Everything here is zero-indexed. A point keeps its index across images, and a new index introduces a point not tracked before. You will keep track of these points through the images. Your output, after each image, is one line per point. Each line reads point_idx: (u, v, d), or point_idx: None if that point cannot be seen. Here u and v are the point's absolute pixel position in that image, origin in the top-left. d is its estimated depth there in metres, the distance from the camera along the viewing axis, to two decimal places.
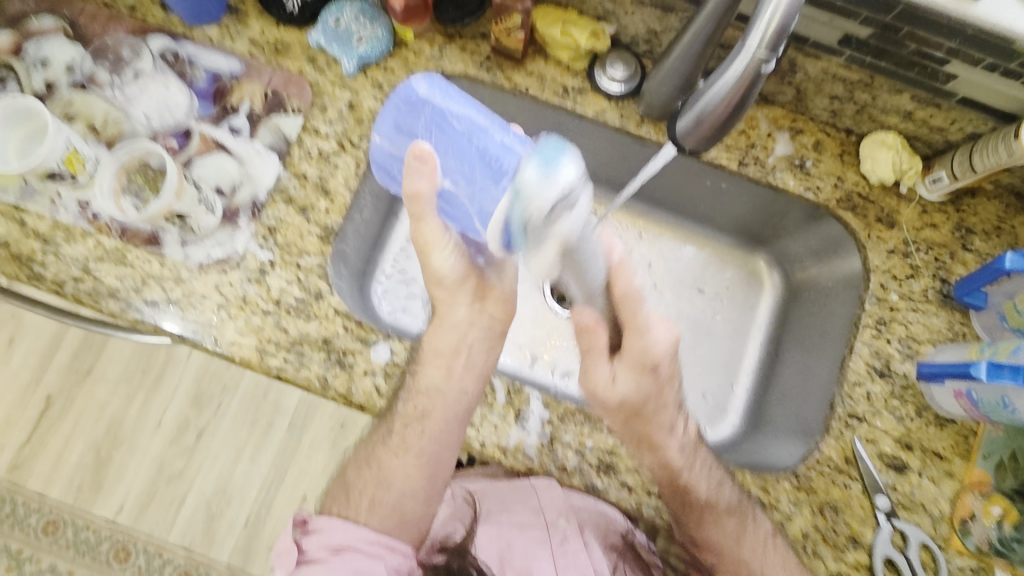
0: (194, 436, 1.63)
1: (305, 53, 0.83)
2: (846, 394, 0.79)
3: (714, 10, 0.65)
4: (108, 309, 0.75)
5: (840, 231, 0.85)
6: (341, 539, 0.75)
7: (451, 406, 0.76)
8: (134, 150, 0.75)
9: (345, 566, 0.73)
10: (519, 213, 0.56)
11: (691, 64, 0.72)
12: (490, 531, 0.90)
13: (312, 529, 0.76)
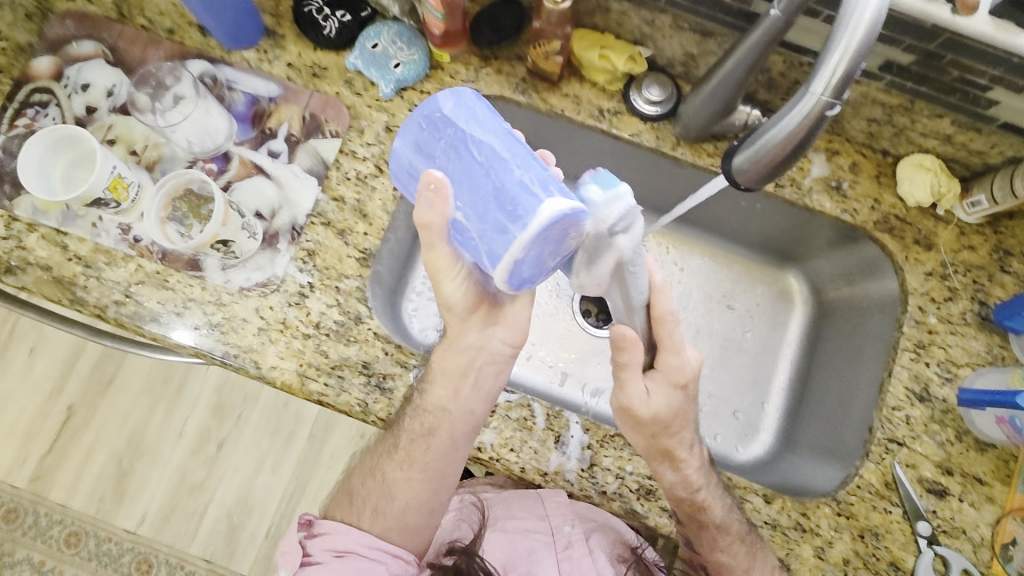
0: (215, 447, 1.63)
1: (342, 77, 0.83)
2: (885, 418, 0.79)
3: (757, 41, 0.64)
4: (152, 333, 0.76)
5: (876, 252, 0.85)
6: (342, 544, 0.76)
7: (458, 424, 0.74)
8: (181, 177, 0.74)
9: (346, 567, 0.74)
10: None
11: (732, 89, 0.72)
12: (497, 537, 0.92)
13: (317, 532, 0.77)
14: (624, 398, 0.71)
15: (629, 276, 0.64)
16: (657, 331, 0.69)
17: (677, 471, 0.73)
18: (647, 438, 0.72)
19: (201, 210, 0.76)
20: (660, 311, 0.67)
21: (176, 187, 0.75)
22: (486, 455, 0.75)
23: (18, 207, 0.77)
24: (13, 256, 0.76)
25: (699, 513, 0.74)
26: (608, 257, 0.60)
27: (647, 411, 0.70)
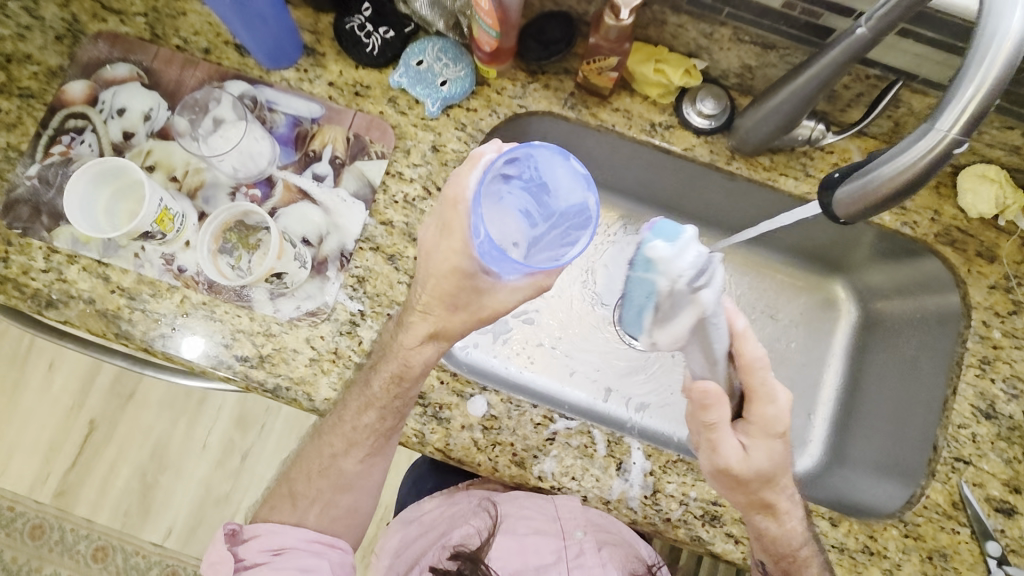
0: (240, 459, 1.62)
1: (386, 95, 0.80)
2: (951, 436, 0.78)
3: (836, 60, 0.61)
4: (200, 366, 0.73)
5: (939, 267, 0.84)
6: (279, 542, 0.76)
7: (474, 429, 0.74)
8: (233, 211, 0.73)
9: (288, 564, 0.75)
10: (655, 285, 0.57)
11: (799, 106, 0.69)
12: (507, 541, 0.90)
13: (246, 538, 0.77)
14: (719, 458, 0.66)
15: (712, 327, 0.60)
16: (748, 381, 0.65)
17: (789, 527, 0.70)
18: (749, 495, 0.68)
19: (251, 240, 0.75)
20: (749, 361, 0.64)
21: (226, 219, 0.74)
22: (547, 484, 0.74)
23: (57, 239, 0.74)
24: (55, 290, 0.73)
25: (795, 568, 0.70)
26: (691, 312, 0.57)
27: (747, 468, 0.66)
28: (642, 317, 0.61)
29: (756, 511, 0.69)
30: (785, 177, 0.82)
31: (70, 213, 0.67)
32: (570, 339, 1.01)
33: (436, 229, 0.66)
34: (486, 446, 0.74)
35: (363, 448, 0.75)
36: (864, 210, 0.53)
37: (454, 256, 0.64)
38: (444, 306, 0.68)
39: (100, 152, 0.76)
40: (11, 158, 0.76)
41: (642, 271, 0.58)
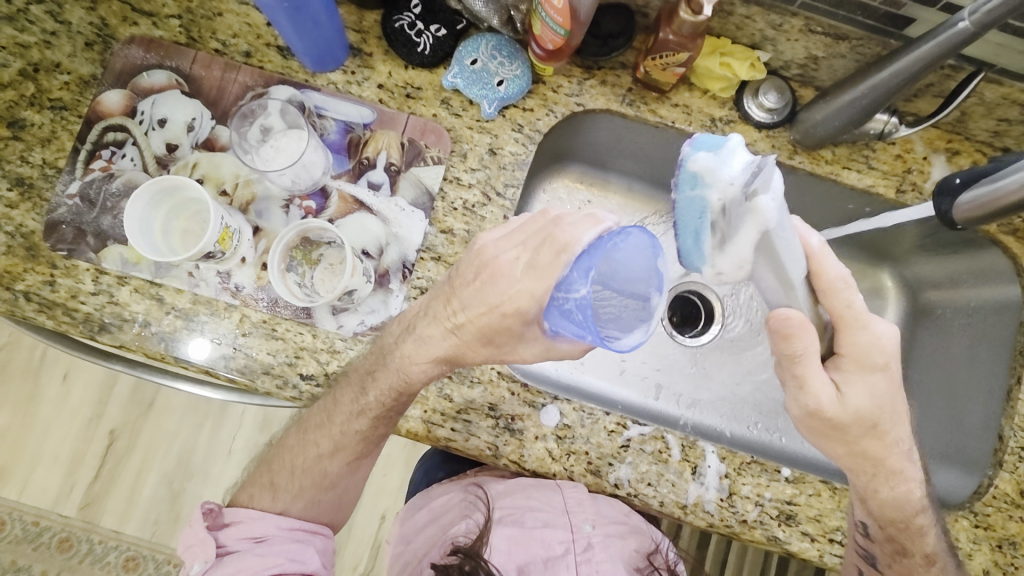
0: None
1: (438, 96, 0.77)
2: (1017, 426, 0.79)
3: (927, 54, 0.64)
4: (265, 387, 0.71)
5: (1005, 265, 0.85)
6: (259, 531, 0.73)
7: (551, 438, 0.74)
8: (303, 228, 0.70)
9: (271, 552, 0.72)
10: (708, 201, 0.55)
11: (878, 102, 0.70)
12: (511, 533, 0.80)
13: (228, 522, 0.74)
14: (811, 398, 0.61)
15: (781, 243, 0.55)
16: (828, 303, 0.60)
17: (901, 489, 0.68)
18: (847, 444, 0.65)
19: (313, 255, 0.73)
20: (828, 282, 0.59)
21: (292, 237, 0.71)
22: (623, 492, 0.73)
23: (105, 260, 0.71)
24: (106, 313, 0.70)
25: (905, 532, 0.70)
26: (751, 224, 0.54)
27: (844, 410, 0.62)
28: (701, 239, 0.59)
29: (850, 458, 0.66)
30: (848, 170, 0.80)
31: (133, 240, 0.65)
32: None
33: (522, 258, 0.60)
34: (561, 456, 0.73)
35: (349, 451, 0.74)
36: (986, 216, 0.61)
37: (519, 298, 0.59)
38: (479, 339, 0.64)
39: (144, 166, 0.73)
40: (49, 176, 0.72)
41: (688, 186, 0.55)
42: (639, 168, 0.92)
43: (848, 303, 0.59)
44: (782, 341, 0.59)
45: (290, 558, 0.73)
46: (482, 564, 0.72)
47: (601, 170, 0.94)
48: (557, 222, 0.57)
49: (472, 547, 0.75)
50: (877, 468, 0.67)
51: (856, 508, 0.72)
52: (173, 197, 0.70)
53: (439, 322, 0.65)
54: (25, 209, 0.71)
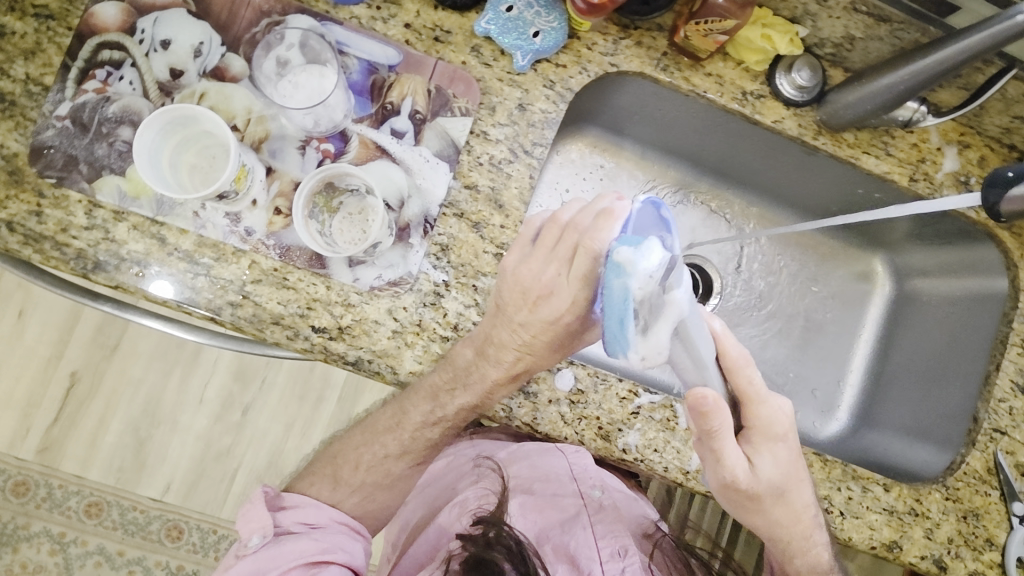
0: (239, 413, 1.46)
1: (468, 42, 0.73)
2: (991, 409, 0.85)
3: (975, 44, 0.66)
4: (274, 337, 0.68)
5: (996, 257, 0.89)
6: (314, 518, 0.74)
7: (565, 403, 0.74)
8: (332, 172, 0.66)
9: (322, 540, 0.72)
10: (628, 290, 0.53)
11: (912, 90, 0.72)
12: (524, 501, 0.78)
13: (288, 505, 0.74)
14: (727, 471, 0.64)
15: (693, 330, 0.57)
16: (733, 381, 0.63)
17: (813, 556, 0.72)
18: (761, 513, 0.69)
19: (334, 202, 0.69)
20: (732, 360, 0.62)
21: (314, 183, 0.67)
22: (630, 456, 0.75)
23: (100, 192, 0.65)
24: (102, 250, 0.65)
25: None
26: (669, 316, 0.53)
27: (756, 481, 0.66)
28: (624, 329, 0.54)
29: (765, 520, 0.69)
30: (867, 155, 0.81)
31: (142, 172, 0.60)
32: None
33: (563, 273, 0.64)
34: (573, 420, 0.74)
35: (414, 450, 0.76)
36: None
37: (575, 305, 0.65)
38: (551, 347, 0.68)
39: (144, 92, 0.66)
40: (35, 94, 0.65)
41: (614, 274, 0.54)
42: (654, 134, 0.92)
43: (748, 380, 0.62)
44: (700, 419, 0.60)
45: (339, 546, 0.73)
46: (504, 530, 0.67)
47: (616, 136, 0.94)
48: (577, 232, 0.63)
49: (495, 515, 0.70)
50: (791, 533, 0.71)
51: (777, 569, 0.76)
52: (183, 128, 0.64)
53: (509, 343, 0.68)
54: (6, 128, 0.64)
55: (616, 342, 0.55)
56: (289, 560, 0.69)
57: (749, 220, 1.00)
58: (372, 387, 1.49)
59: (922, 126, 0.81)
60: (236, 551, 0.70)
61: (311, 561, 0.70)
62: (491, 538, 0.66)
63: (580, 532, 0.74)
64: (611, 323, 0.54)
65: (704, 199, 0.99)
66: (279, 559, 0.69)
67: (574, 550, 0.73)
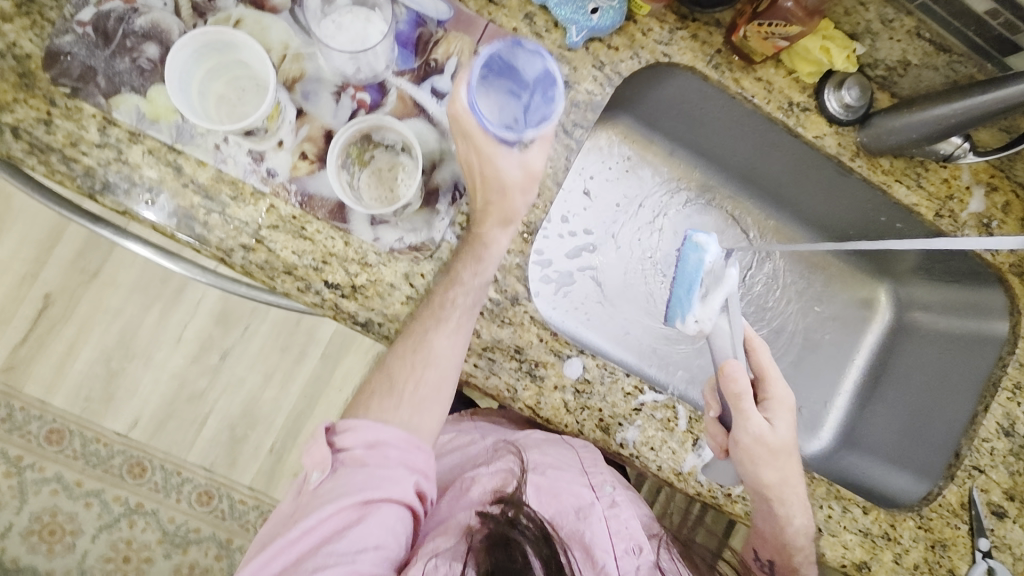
0: (218, 357, 1.42)
1: (522, 9, 0.70)
2: (974, 447, 0.86)
3: None
4: (284, 287, 0.65)
5: (1001, 302, 0.89)
6: (370, 437, 0.63)
7: (569, 390, 0.73)
8: (370, 123, 0.63)
9: (378, 465, 0.61)
10: (701, 262, 0.76)
11: (963, 126, 0.72)
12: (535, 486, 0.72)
13: (342, 431, 0.64)
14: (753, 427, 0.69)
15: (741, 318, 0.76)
16: (753, 359, 0.73)
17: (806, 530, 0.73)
18: (776, 474, 0.71)
19: (365, 156, 0.66)
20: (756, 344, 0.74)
21: (352, 133, 0.64)
22: (626, 452, 0.75)
23: (117, 109, 0.61)
24: (112, 171, 0.61)
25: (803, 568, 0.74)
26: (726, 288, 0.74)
27: (776, 438, 0.70)
28: (691, 294, 0.76)
29: (775, 488, 0.71)
30: (898, 184, 0.81)
31: (172, 93, 0.56)
32: (623, 298, 0.95)
33: (466, 149, 0.65)
34: (575, 409, 0.73)
35: (451, 320, 0.65)
36: None
37: (490, 161, 0.64)
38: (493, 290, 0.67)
39: (176, 9, 0.62)
40: None
41: (692, 251, 0.77)
42: (685, 132, 0.91)
43: (766, 356, 0.72)
44: (729, 381, 0.69)
45: (393, 481, 0.61)
46: (523, 511, 0.65)
47: (648, 129, 0.93)
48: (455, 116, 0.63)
49: (514, 495, 0.68)
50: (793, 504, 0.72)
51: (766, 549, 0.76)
52: (219, 54, 0.60)
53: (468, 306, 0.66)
54: (22, 26, 0.60)
55: (681, 303, 0.77)
56: (338, 495, 0.59)
57: (764, 233, 1.00)
58: (358, 349, 1.46)
59: (958, 162, 0.81)
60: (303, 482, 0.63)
61: (360, 501, 0.59)
62: (512, 517, 0.64)
63: (595, 522, 0.69)
64: (681, 288, 0.77)
65: (725, 205, 0.99)
66: (331, 492, 0.60)
67: (590, 542, 0.67)
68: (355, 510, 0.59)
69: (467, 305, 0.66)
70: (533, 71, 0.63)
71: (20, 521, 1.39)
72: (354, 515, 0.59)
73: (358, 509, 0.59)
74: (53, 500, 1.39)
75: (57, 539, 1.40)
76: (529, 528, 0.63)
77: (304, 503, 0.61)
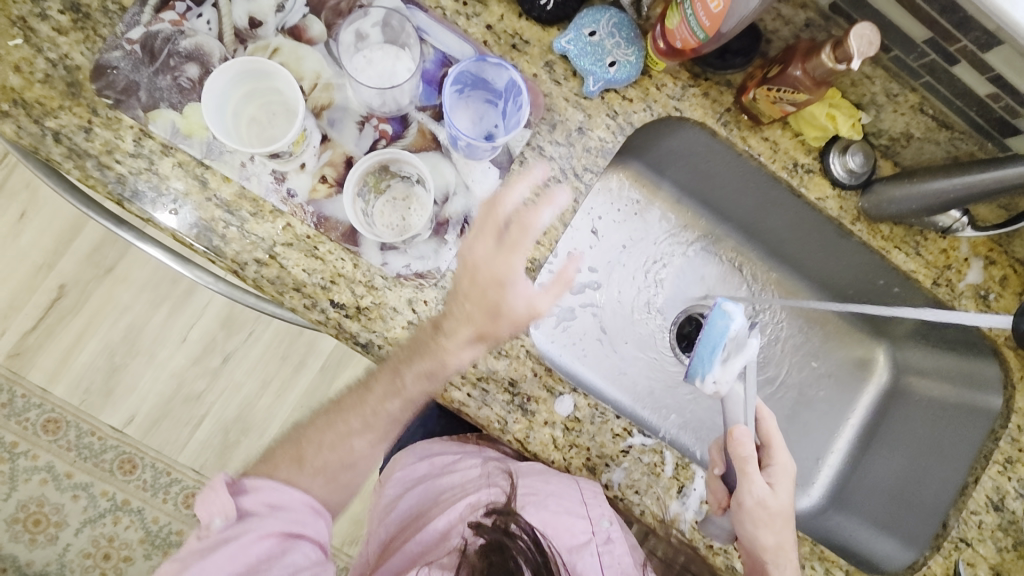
0: (219, 360, 1.44)
1: (543, 57, 0.74)
2: (962, 518, 0.86)
3: None
4: (292, 303, 0.68)
5: (994, 373, 0.90)
6: (272, 500, 0.70)
7: (559, 426, 0.74)
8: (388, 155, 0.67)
9: (282, 517, 0.70)
10: (728, 328, 0.77)
11: (968, 200, 0.73)
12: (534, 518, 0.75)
13: (248, 487, 0.70)
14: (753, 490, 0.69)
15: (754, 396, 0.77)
16: (762, 427, 0.74)
17: None
18: (776, 539, 0.69)
19: (382, 184, 0.69)
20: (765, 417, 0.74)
21: (371, 163, 0.67)
22: (611, 492, 0.75)
23: (154, 123, 0.65)
24: (142, 180, 0.65)
25: None
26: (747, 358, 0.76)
27: (777, 503, 0.69)
28: (713, 357, 0.77)
29: (773, 553, 0.69)
30: (897, 251, 0.83)
31: (207, 115, 0.60)
32: (621, 338, 0.97)
33: (491, 244, 0.68)
34: (563, 446, 0.74)
35: (392, 394, 0.72)
36: None
37: (500, 268, 0.68)
38: (489, 317, 0.69)
39: (219, 34, 0.66)
40: (111, 13, 0.65)
41: (719, 317, 0.78)
42: (691, 181, 0.94)
43: (773, 425, 0.73)
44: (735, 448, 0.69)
45: (305, 522, 0.71)
46: (515, 521, 0.73)
47: (656, 175, 0.96)
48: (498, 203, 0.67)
49: (506, 507, 0.75)
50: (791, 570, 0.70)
51: None
52: (256, 80, 0.64)
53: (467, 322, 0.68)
54: (76, 40, 0.64)
55: (701, 363, 0.77)
56: (245, 535, 0.67)
57: (765, 285, 1.01)
58: (357, 363, 1.47)
59: (956, 234, 0.82)
60: (201, 531, 0.68)
61: (279, 535, 0.68)
62: (509, 529, 0.72)
63: (587, 557, 0.76)
64: (704, 348, 0.77)
65: (728, 256, 1.01)
66: (238, 532, 0.67)
67: (581, 572, 0.75)
68: (275, 543, 0.68)
69: (425, 364, 0.68)
70: (501, 78, 0.68)
71: (6, 508, 1.40)
72: (274, 548, 0.67)
73: (278, 544, 0.68)
74: (41, 489, 1.41)
75: (41, 529, 1.41)
76: (523, 538, 0.72)
77: (212, 543, 0.66)
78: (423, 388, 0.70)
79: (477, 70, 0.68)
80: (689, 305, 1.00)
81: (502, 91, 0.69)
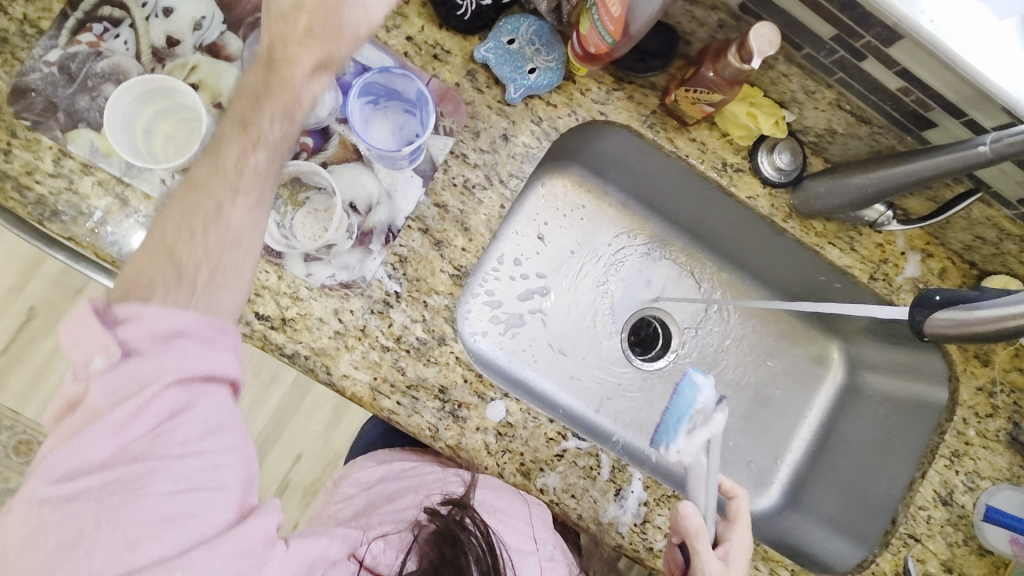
0: None
1: (465, 66, 0.75)
2: (910, 514, 0.85)
3: (940, 163, 0.68)
4: None
5: (940, 367, 0.90)
6: (165, 327, 0.49)
7: (491, 431, 0.74)
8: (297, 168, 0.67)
9: (178, 345, 0.49)
10: (693, 400, 0.71)
11: (882, 193, 0.74)
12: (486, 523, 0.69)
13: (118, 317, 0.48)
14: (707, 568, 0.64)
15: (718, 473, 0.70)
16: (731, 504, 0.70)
17: None
18: None
19: (299, 197, 0.69)
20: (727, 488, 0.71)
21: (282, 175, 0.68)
22: (547, 497, 0.75)
23: (73, 142, 0.66)
24: (62, 200, 0.66)
25: None
26: (710, 432, 0.69)
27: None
28: (677, 426, 0.71)
29: None
30: (832, 246, 0.83)
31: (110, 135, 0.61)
32: (570, 342, 0.97)
33: None
34: (496, 451, 0.74)
35: (260, 180, 0.57)
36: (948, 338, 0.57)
37: None
38: None
39: (136, 53, 0.67)
40: (30, 36, 0.66)
41: (688, 387, 0.72)
42: (632, 183, 0.94)
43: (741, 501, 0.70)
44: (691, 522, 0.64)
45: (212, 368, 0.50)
46: (471, 516, 0.66)
47: (599, 178, 0.96)
48: None
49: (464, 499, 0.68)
50: None
51: None
52: (166, 98, 0.65)
53: None
54: None
55: (666, 433, 0.72)
56: (144, 394, 0.46)
57: (716, 286, 1.02)
58: None
59: (886, 229, 0.83)
60: (77, 375, 0.48)
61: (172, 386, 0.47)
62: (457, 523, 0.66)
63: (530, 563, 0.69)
64: (670, 418, 0.72)
65: (676, 256, 1.01)
66: (129, 396, 0.46)
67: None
68: (177, 400, 0.48)
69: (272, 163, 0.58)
70: (409, 87, 0.70)
71: None
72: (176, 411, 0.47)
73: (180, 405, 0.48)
74: None
75: None
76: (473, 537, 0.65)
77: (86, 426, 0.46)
78: (285, 132, 0.59)
79: (386, 83, 0.70)
80: (637, 308, 1.01)
81: (413, 99, 0.71)
